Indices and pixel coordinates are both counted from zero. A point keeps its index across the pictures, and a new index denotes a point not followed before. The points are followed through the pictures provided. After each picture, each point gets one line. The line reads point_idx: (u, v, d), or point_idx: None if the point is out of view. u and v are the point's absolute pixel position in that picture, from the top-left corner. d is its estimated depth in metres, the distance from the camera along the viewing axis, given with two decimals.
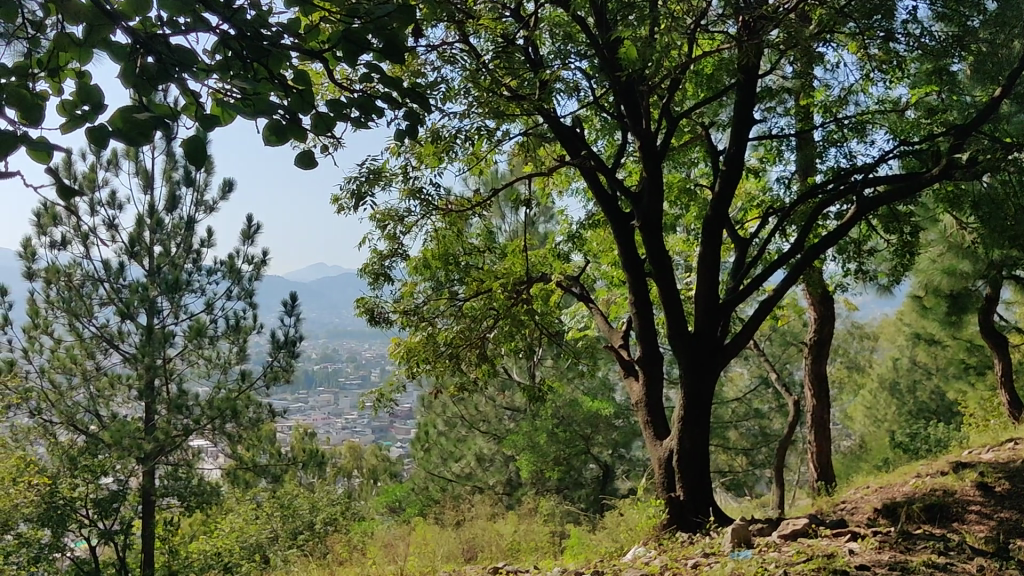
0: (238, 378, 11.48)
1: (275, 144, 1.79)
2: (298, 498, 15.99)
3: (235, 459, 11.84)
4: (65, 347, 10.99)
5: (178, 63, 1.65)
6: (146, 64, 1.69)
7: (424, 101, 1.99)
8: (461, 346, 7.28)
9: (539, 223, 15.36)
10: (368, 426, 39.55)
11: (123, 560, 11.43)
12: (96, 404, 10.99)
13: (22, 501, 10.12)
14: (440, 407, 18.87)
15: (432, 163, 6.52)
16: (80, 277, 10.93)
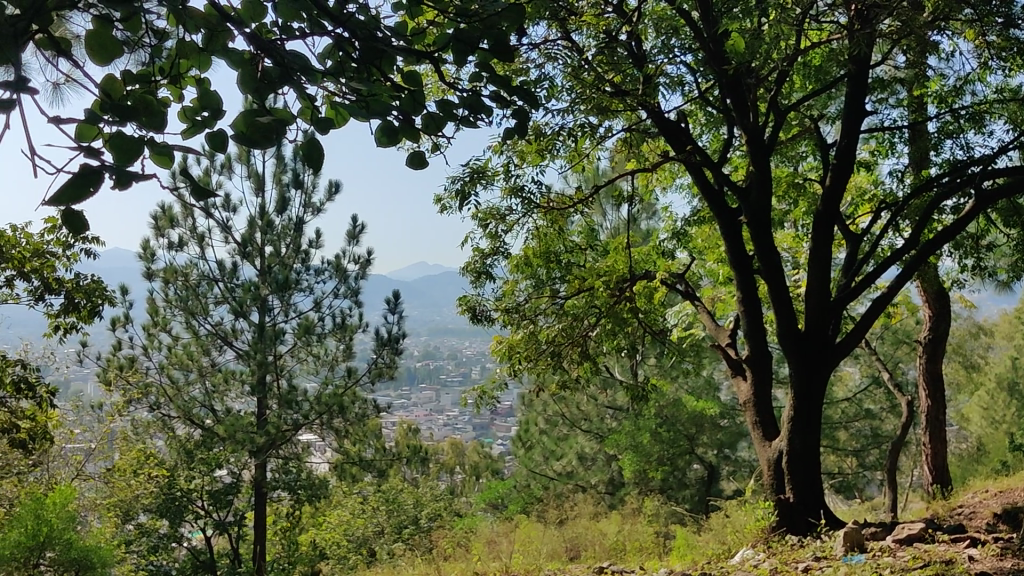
0: (345, 375, 11.70)
1: (387, 147, 1.71)
2: (402, 492, 15.54)
3: (341, 453, 11.93)
4: (182, 344, 11.36)
5: (294, 65, 1.65)
6: (266, 67, 1.69)
7: (535, 98, 1.88)
8: (562, 343, 7.26)
9: (641, 220, 15.22)
10: (469, 423, 39.86)
11: (235, 551, 11.77)
12: (211, 399, 11.26)
13: (142, 492, 10.87)
14: (541, 405, 18.89)
15: (534, 161, 6.52)
16: (196, 277, 11.42)
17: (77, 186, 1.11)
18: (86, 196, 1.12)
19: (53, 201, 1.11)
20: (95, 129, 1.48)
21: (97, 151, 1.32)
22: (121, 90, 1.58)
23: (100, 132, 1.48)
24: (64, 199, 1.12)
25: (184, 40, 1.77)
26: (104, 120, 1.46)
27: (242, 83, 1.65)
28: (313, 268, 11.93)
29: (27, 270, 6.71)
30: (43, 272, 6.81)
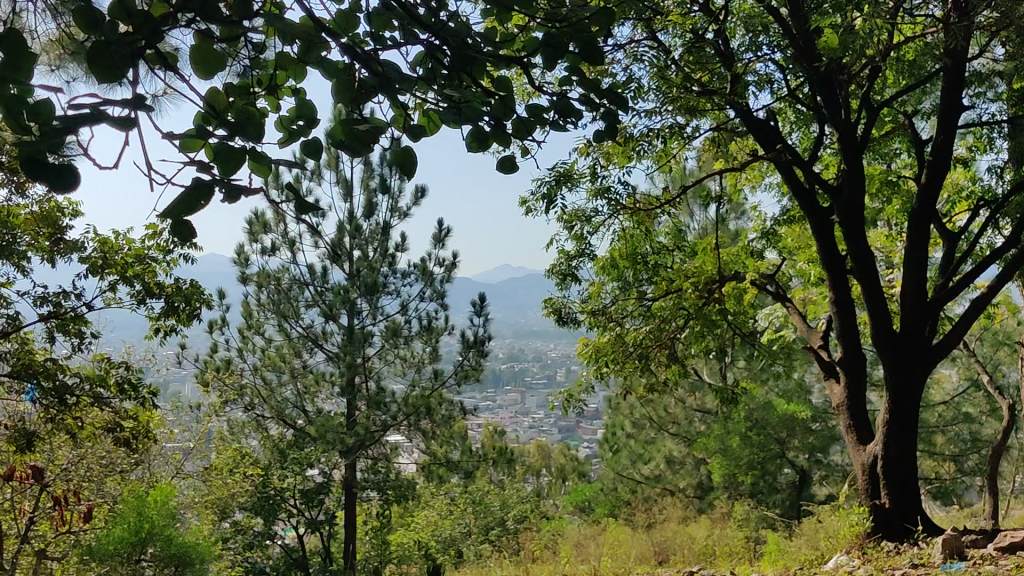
0: (432, 376, 11.80)
1: (478, 153, 1.62)
2: (489, 494, 15.98)
3: (429, 454, 12.05)
4: (275, 346, 11.66)
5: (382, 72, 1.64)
6: (362, 77, 1.68)
7: (625, 101, 1.80)
8: (651, 346, 7.22)
9: (729, 220, 15.02)
10: (555, 425, 39.85)
11: (327, 549, 12.00)
12: (303, 400, 11.52)
13: (239, 491, 11.30)
14: (628, 407, 18.81)
15: (620, 162, 6.50)
16: (288, 281, 11.66)
17: (190, 195, 1.10)
18: (200, 205, 1.12)
19: (168, 213, 1.12)
20: (199, 140, 1.43)
21: (203, 163, 1.31)
22: (220, 106, 1.58)
23: (202, 144, 1.44)
24: (180, 210, 1.12)
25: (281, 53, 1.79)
26: (206, 135, 1.43)
27: (337, 92, 1.66)
28: (400, 271, 11.98)
29: (131, 275, 7.03)
30: (145, 277, 7.12)
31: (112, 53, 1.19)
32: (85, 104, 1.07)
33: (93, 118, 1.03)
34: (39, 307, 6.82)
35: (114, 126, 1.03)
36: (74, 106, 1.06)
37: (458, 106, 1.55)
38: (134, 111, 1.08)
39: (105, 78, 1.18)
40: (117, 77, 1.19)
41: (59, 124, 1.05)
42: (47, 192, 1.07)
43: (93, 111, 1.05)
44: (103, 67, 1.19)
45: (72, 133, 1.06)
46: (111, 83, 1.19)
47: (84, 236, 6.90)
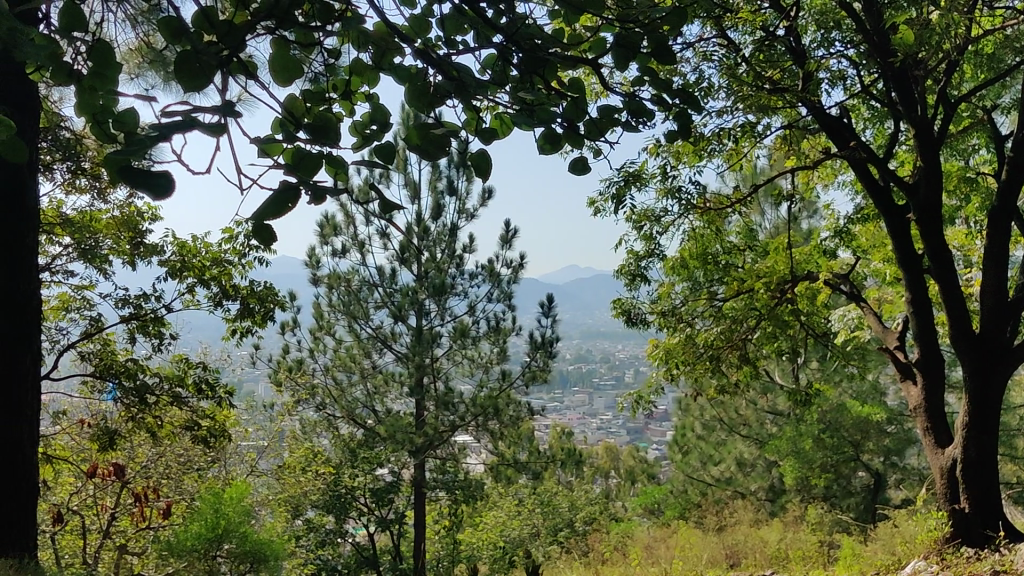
0: (500, 377, 11.73)
1: (549, 154, 1.61)
2: (557, 495, 16.00)
3: (497, 455, 12.09)
4: (346, 347, 11.84)
5: (452, 74, 1.64)
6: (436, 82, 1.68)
7: (698, 102, 1.77)
8: (721, 347, 7.14)
9: (801, 218, 14.81)
10: (624, 426, 39.64)
11: (397, 548, 12.14)
12: (373, 400, 11.68)
13: (309, 488, 11.11)
14: (697, 409, 18.66)
15: (691, 161, 6.45)
16: (357, 283, 11.78)
17: (277, 198, 1.13)
18: (286, 209, 1.15)
19: (255, 216, 1.14)
20: (279, 146, 1.43)
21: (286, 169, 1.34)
22: (294, 112, 1.61)
23: (281, 147, 1.44)
24: (266, 213, 1.14)
25: (352, 62, 1.82)
26: (286, 141, 1.43)
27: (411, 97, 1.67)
28: (468, 272, 11.98)
29: (207, 278, 7.20)
30: (222, 279, 7.27)
31: (198, 62, 1.22)
32: (176, 112, 1.10)
33: (185, 126, 1.06)
34: (120, 309, 7.09)
35: (205, 133, 1.05)
36: (166, 114, 1.09)
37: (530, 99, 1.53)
38: (223, 116, 1.11)
39: (191, 85, 1.21)
40: (202, 84, 1.22)
41: (153, 132, 1.08)
42: (140, 196, 1.10)
43: (184, 118, 1.08)
44: (188, 76, 1.22)
45: (165, 137, 1.09)
46: (197, 91, 1.23)
47: (164, 240, 7.14)
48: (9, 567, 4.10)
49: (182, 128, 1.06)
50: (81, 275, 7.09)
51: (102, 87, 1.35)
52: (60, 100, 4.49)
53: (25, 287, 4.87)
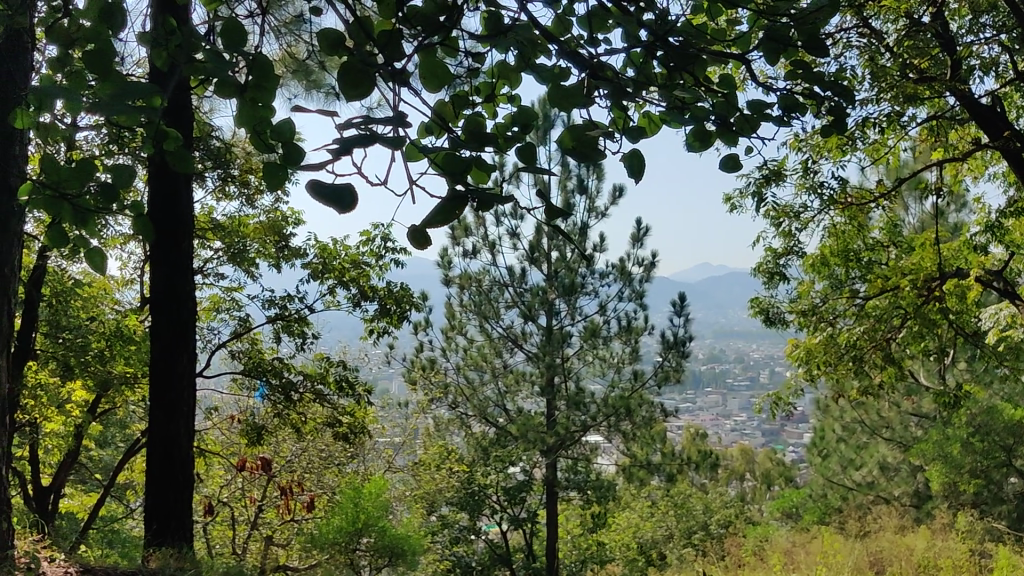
0: (632, 377, 11.51)
1: (698, 151, 1.49)
2: (691, 498, 15.79)
3: (629, 456, 11.94)
4: (477, 346, 11.97)
5: (600, 74, 1.59)
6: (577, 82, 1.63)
7: (854, 97, 1.66)
8: (865, 347, 6.91)
9: (948, 212, 14.14)
10: (759, 428, 38.80)
11: (530, 546, 12.22)
12: (504, 399, 11.79)
13: (444, 485, 11.42)
14: (838, 411, 18.13)
15: (833, 155, 6.26)
16: (488, 283, 11.92)
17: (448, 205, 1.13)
18: (452, 216, 1.17)
19: (419, 226, 1.16)
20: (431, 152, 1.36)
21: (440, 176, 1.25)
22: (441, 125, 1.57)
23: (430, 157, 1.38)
24: (431, 221, 1.16)
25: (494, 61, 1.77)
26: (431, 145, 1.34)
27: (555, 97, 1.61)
28: (598, 271, 11.71)
29: (347, 279, 7.39)
30: (360, 281, 7.45)
31: (361, 72, 1.19)
32: (353, 122, 1.10)
33: (366, 140, 1.06)
34: (267, 310, 7.41)
35: (385, 147, 1.07)
36: (342, 125, 1.08)
37: (676, 93, 1.49)
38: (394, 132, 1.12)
39: (353, 94, 1.18)
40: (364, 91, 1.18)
41: (332, 142, 1.06)
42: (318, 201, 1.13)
43: (362, 133, 1.08)
44: (351, 85, 1.19)
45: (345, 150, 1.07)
46: (360, 98, 1.19)
47: (307, 243, 7.42)
48: (170, 556, 4.31)
49: (362, 141, 1.05)
50: (230, 277, 7.50)
51: (256, 100, 1.40)
52: (210, 110, 4.63)
53: (179, 286, 5.11)
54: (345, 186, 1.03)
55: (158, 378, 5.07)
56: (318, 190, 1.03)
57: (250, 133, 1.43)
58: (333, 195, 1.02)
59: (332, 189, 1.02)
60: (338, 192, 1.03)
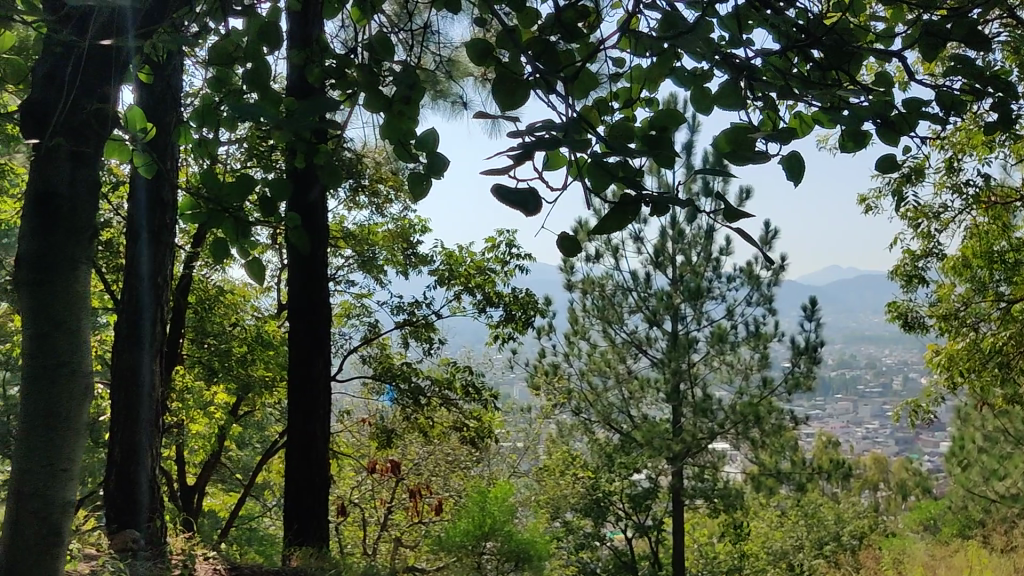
0: (761, 384, 11.13)
1: (851, 149, 1.43)
2: (822, 507, 15.36)
3: (757, 464, 11.41)
4: (600, 351, 11.93)
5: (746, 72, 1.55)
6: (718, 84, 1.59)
7: (1015, 92, 1.59)
8: (1012, 353, 6.52)
9: None
10: (893, 435, 37.39)
11: (656, 554, 12.10)
12: (629, 405, 11.70)
13: (569, 491, 11.95)
14: (981, 418, 17.27)
15: (978, 153, 5.98)
16: (612, 288, 11.87)
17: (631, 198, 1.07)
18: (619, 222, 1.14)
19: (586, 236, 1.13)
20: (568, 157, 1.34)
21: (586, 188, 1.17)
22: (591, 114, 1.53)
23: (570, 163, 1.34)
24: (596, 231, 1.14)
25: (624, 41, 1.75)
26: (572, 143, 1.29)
27: (698, 100, 1.58)
28: (725, 275, 11.46)
29: (473, 285, 7.46)
30: (486, 287, 7.49)
31: (514, 82, 1.20)
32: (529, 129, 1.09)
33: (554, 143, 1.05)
34: (396, 315, 7.66)
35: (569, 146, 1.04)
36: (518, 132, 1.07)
37: (822, 87, 1.48)
38: (566, 136, 1.10)
39: (510, 103, 1.18)
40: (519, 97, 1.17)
41: (513, 146, 1.05)
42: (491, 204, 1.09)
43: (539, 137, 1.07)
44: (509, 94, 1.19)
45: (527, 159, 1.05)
46: (516, 110, 1.19)
47: (433, 249, 7.52)
48: (310, 556, 4.43)
49: (544, 144, 1.03)
50: (360, 283, 7.76)
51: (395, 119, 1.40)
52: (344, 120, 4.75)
53: (314, 295, 5.25)
54: (528, 188, 1.01)
55: (296, 384, 5.23)
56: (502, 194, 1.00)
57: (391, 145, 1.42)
58: (519, 199, 1.00)
59: (514, 191, 1.00)
60: (521, 195, 1.00)
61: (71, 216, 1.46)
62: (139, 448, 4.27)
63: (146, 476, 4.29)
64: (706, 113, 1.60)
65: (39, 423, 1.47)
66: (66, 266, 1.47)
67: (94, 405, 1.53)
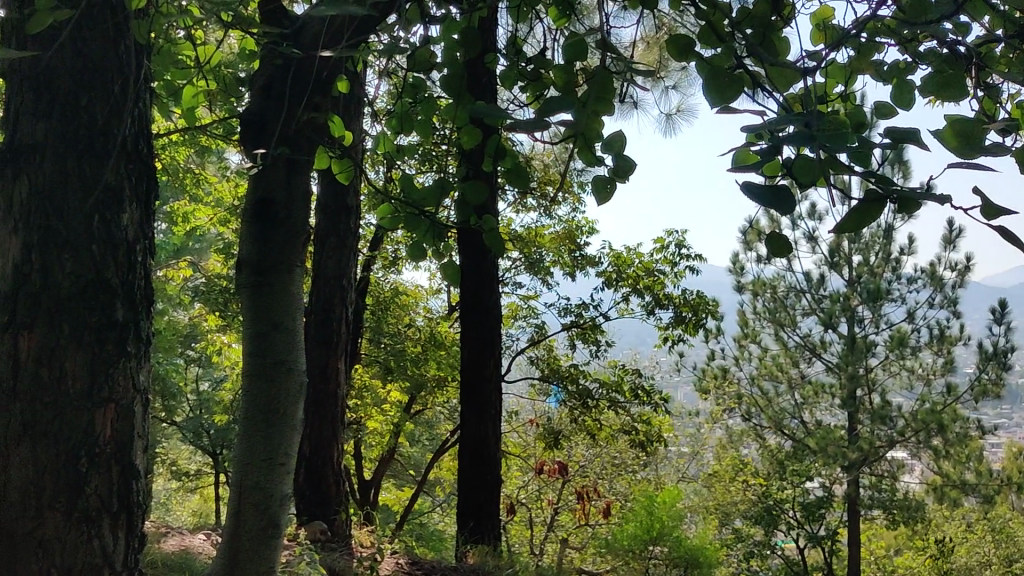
0: (943, 390, 10.56)
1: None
2: (1014, 522, 14.39)
3: (939, 474, 10.68)
4: (772, 355, 11.65)
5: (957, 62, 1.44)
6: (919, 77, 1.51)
7: None
8: None
9: None
10: None
11: (830, 565, 11.67)
12: (802, 410, 11.38)
13: (740, 500, 11.83)
14: None
15: None
16: (784, 289, 11.54)
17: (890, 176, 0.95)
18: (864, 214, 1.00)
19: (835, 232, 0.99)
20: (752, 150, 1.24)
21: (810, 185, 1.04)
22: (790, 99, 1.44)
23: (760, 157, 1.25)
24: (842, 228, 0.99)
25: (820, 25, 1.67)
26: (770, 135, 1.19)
27: (898, 97, 1.52)
28: (906, 277, 10.89)
29: (641, 287, 7.37)
30: (655, 289, 7.37)
31: (721, 74, 1.09)
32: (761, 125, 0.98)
33: (806, 139, 0.91)
34: (563, 316, 7.69)
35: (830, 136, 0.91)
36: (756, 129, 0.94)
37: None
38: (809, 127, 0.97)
39: (724, 98, 1.07)
40: (732, 95, 1.06)
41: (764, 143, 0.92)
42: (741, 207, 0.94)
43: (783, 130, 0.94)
44: (716, 89, 1.09)
45: (768, 160, 0.94)
46: (727, 103, 1.08)
47: (600, 251, 7.50)
48: (487, 553, 4.52)
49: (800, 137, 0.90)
50: (527, 285, 7.88)
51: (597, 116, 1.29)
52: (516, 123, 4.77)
53: (487, 297, 5.33)
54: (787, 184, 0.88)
55: (468, 384, 5.34)
56: (755, 190, 0.87)
57: (577, 145, 1.34)
58: (780, 198, 0.86)
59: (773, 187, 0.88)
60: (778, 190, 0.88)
61: (287, 221, 1.54)
62: (327, 442, 4.46)
63: (331, 469, 4.46)
64: (905, 108, 1.53)
65: (259, 412, 1.53)
66: (281, 265, 1.54)
67: (308, 402, 1.57)
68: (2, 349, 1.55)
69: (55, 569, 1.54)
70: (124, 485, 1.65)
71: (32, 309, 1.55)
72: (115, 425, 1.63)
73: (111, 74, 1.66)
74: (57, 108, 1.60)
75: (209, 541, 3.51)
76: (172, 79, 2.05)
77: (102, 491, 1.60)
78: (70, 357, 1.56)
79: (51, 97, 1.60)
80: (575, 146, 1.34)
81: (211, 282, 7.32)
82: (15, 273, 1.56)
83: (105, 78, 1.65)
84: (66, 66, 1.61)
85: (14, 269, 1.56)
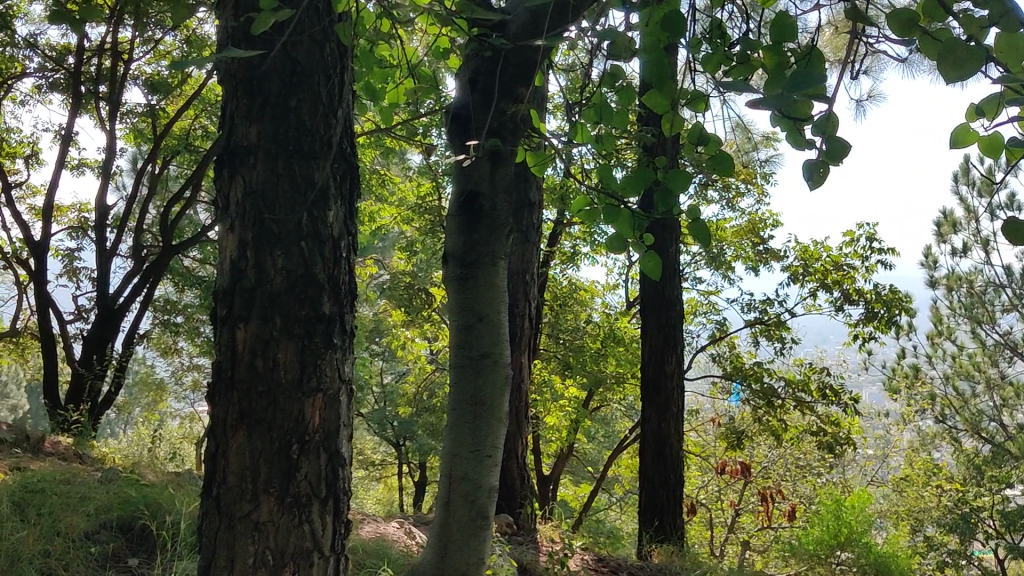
0: None
1: None
2: None
3: None
4: (968, 354, 11.17)
5: None
6: None
7: None
8: None
9: None
10: None
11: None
12: (1001, 413, 10.83)
13: (934, 505, 11.33)
14: None
15: None
16: (982, 284, 10.77)
17: None
18: None
19: None
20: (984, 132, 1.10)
21: None
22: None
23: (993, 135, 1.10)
24: None
25: None
26: (1010, 114, 1.05)
27: None
28: None
29: (830, 282, 7.07)
30: (844, 284, 7.07)
31: (958, 47, 0.96)
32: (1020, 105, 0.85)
33: None
34: (747, 313, 7.58)
35: None
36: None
37: None
38: None
39: (964, 75, 0.95)
40: (972, 75, 0.94)
41: None
42: None
43: None
44: (951, 65, 0.98)
45: None
46: (966, 83, 0.96)
47: (785, 245, 7.31)
48: (673, 553, 4.46)
49: None
50: (708, 281, 7.77)
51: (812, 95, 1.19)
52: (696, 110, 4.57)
53: (667, 291, 5.29)
54: None
55: (650, 381, 5.30)
56: None
57: (785, 129, 1.26)
58: None
59: None
60: None
61: (491, 213, 1.63)
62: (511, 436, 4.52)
63: (514, 463, 4.51)
64: None
65: (466, 405, 1.66)
66: (487, 259, 1.65)
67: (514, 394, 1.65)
68: (222, 341, 1.64)
69: (270, 551, 1.62)
70: (332, 471, 1.71)
71: (249, 303, 1.63)
72: (323, 414, 1.69)
73: (318, 74, 1.73)
74: (269, 109, 1.67)
75: (402, 529, 3.61)
76: (372, 80, 2.09)
77: (312, 478, 1.67)
78: (283, 348, 1.63)
79: (264, 100, 1.67)
80: (785, 130, 1.25)
81: (396, 278, 7.57)
82: (233, 268, 1.65)
83: (313, 80, 1.72)
84: (277, 68, 1.68)
85: (232, 265, 1.65)
